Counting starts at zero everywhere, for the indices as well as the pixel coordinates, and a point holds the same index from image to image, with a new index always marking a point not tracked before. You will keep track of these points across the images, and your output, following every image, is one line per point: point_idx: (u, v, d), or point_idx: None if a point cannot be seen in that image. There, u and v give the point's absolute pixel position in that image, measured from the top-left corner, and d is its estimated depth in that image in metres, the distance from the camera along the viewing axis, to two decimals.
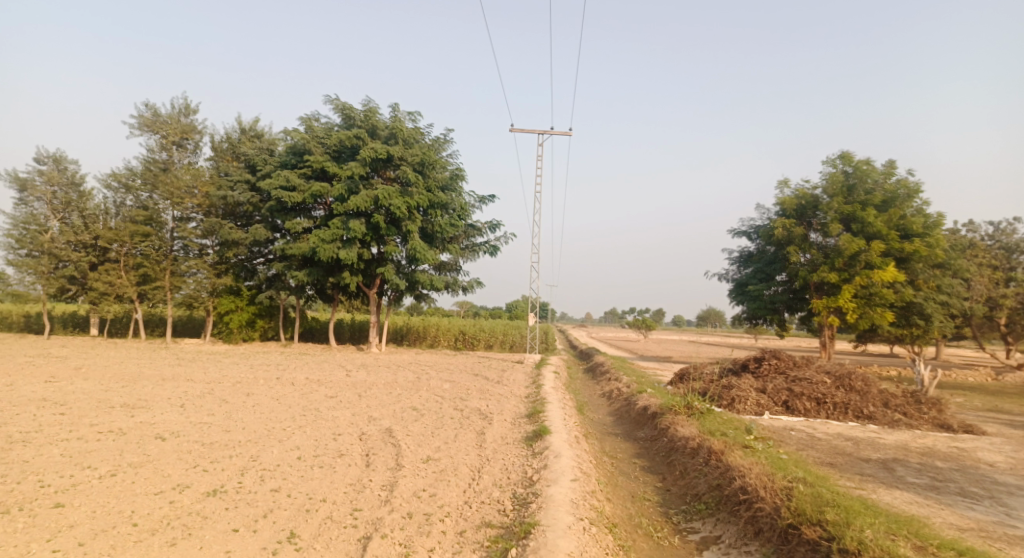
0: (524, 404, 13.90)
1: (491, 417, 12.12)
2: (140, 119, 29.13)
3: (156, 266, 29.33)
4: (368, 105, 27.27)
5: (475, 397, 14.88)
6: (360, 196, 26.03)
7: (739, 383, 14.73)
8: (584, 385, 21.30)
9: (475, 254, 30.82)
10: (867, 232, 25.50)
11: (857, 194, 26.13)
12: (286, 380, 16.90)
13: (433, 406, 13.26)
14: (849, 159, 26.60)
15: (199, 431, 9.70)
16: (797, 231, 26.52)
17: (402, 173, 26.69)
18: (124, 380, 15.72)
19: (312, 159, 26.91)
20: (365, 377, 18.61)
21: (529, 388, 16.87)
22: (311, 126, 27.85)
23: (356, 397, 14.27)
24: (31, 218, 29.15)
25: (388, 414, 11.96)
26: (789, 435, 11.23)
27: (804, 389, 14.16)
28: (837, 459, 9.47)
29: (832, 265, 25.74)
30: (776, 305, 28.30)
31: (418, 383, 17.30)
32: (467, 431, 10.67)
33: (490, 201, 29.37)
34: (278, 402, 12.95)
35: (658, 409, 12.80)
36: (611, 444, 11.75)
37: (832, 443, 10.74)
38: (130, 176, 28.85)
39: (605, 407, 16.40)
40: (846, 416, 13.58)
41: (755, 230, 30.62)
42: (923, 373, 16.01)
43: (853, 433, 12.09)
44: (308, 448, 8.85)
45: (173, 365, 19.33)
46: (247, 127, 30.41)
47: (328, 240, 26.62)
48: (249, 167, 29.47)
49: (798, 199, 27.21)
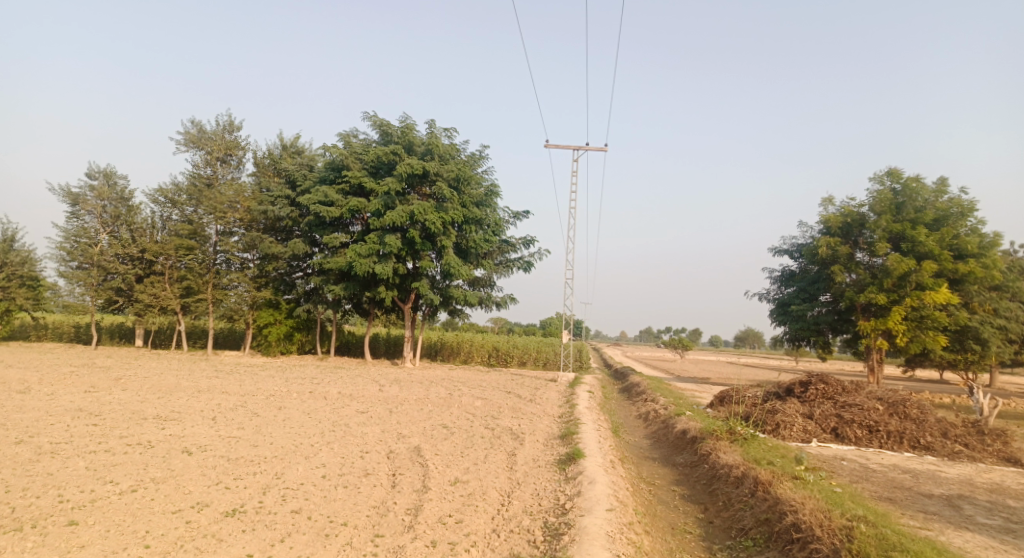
0: (558, 424, 13.45)
1: (523, 437, 11.69)
2: (186, 135, 29.84)
3: (198, 279, 29.80)
4: (406, 121, 27.37)
5: (507, 416, 14.47)
6: (396, 211, 26.03)
7: (785, 407, 14.02)
8: (620, 406, 20.71)
9: (509, 270, 30.54)
10: (917, 251, 24.40)
11: (906, 212, 25.04)
12: (318, 394, 16.76)
13: (464, 424, 12.90)
14: (897, 176, 25.56)
15: (226, 445, 9.51)
16: (842, 250, 25.58)
17: (438, 188, 26.65)
18: (159, 391, 15.76)
19: (349, 174, 27.09)
20: (397, 392, 18.37)
21: (563, 408, 16.40)
22: (349, 141, 28.09)
23: (387, 413, 14.00)
24: (82, 231, 30.00)
25: (417, 432, 11.64)
26: (841, 465, 10.52)
27: (855, 415, 13.40)
28: (896, 493, 8.76)
29: (880, 285, 24.71)
30: (820, 327, 27.24)
31: (450, 399, 16.98)
32: (498, 451, 10.28)
33: (525, 216, 29.11)
34: (308, 417, 12.76)
35: (699, 433, 12.20)
36: (649, 469, 11.21)
37: (888, 476, 10.00)
38: (176, 191, 29.48)
39: (641, 429, 15.81)
40: (901, 445, 12.77)
41: (797, 249, 29.67)
42: (984, 400, 15.03)
43: (911, 465, 11.29)
44: (333, 466, 8.56)
45: (208, 377, 19.43)
46: (288, 143, 30.84)
47: (363, 255, 26.64)
48: (288, 182, 29.84)
49: (843, 217, 26.27)
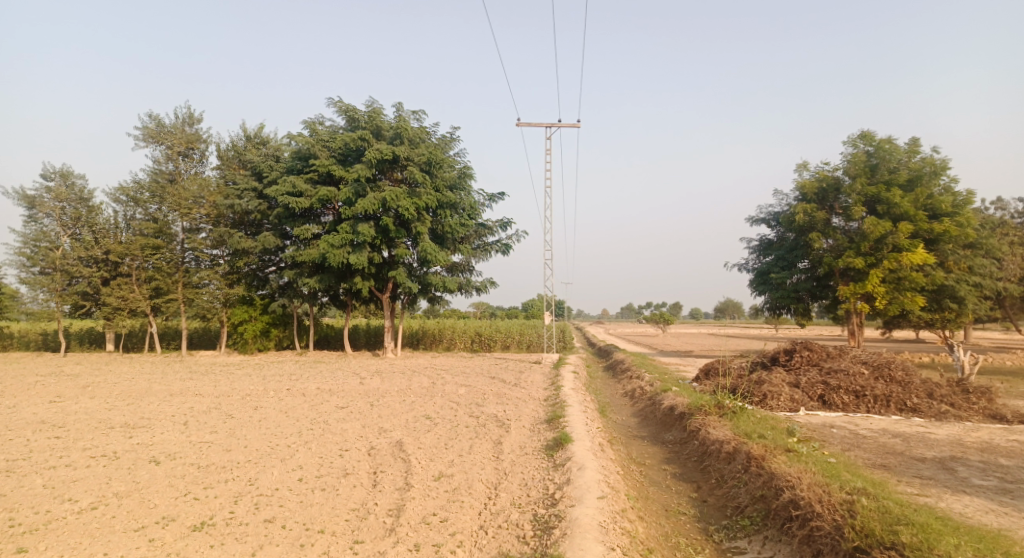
0: (544, 408, 13.16)
1: (509, 424, 11.37)
2: (145, 130, 28.78)
3: (167, 278, 28.91)
4: (372, 105, 26.63)
5: (491, 402, 14.15)
6: (367, 199, 25.40)
7: (771, 377, 13.88)
8: (605, 384, 20.51)
9: (487, 253, 30.11)
10: (892, 213, 24.43)
11: (880, 173, 25.16)
12: (296, 390, 16.28)
13: (447, 414, 12.54)
14: (870, 139, 25.55)
15: (197, 452, 9.06)
16: (819, 216, 25.56)
17: (409, 173, 26.04)
18: (129, 397, 15.15)
19: (317, 163, 26.36)
20: (378, 384, 17.95)
21: (548, 390, 16.12)
22: (315, 129, 27.30)
23: (367, 407, 13.59)
24: (42, 235, 28.89)
25: (399, 425, 11.26)
26: (831, 433, 10.37)
27: (841, 381, 13.29)
28: (889, 459, 8.61)
29: (857, 249, 24.77)
30: (800, 293, 27.28)
31: (433, 388, 16.60)
32: (483, 441, 9.95)
33: (500, 198, 28.65)
34: (285, 416, 12.30)
35: (687, 409, 12.00)
36: (638, 448, 10.97)
37: (879, 441, 9.87)
38: (138, 189, 28.49)
39: (628, 407, 15.60)
40: (889, 409, 12.69)
41: (774, 217, 29.65)
42: (966, 358, 15.04)
43: (900, 428, 11.19)
44: (311, 467, 8.16)
45: (182, 379, 18.82)
46: (252, 133, 29.90)
47: (337, 245, 25.99)
48: (255, 174, 28.98)
49: (818, 182, 26.25)
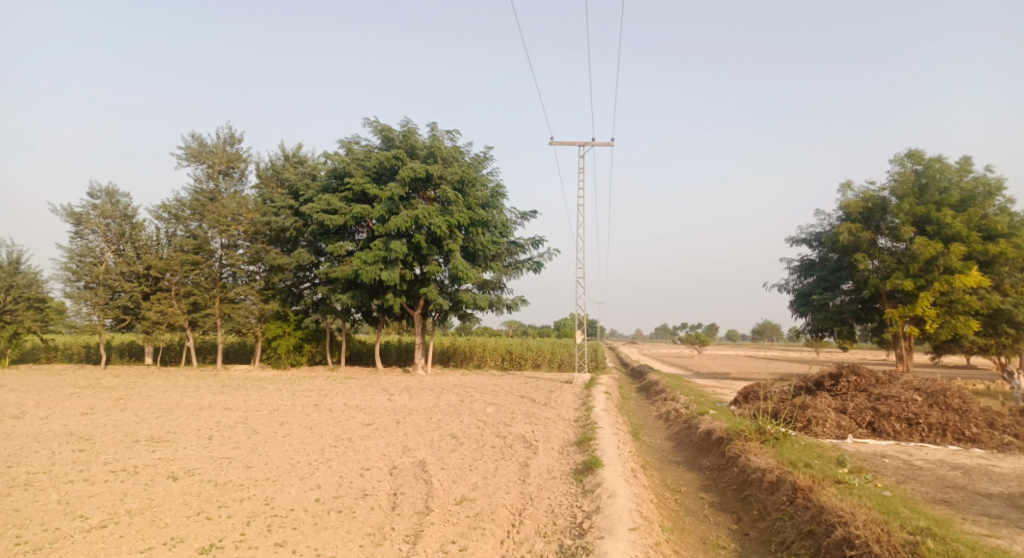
0: (575, 429, 12.68)
1: (537, 445, 10.94)
2: (187, 149, 29.41)
3: (205, 294, 29.30)
4: (407, 125, 26.74)
5: (520, 422, 13.72)
6: (400, 217, 25.40)
7: (815, 402, 13.15)
8: (639, 406, 19.88)
9: (519, 272, 29.80)
10: (943, 233, 23.37)
11: (929, 194, 23.99)
12: (323, 406, 16.10)
13: (474, 433, 12.17)
14: (919, 158, 24.57)
15: (216, 467, 8.86)
16: (864, 236, 24.64)
17: (442, 192, 25.97)
18: (159, 410, 15.13)
19: (352, 181, 26.52)
20: (407, 401, 17.68)
21: (579, 411, 15.62)
22: (351, 149, 27.51)
23: (394, 424, 13.30)
24: (87, 250, 29.62)
25: (424, 444, 10.92)
26: (883, 463, 9.66)
27: (892, 408, 12.52)
28: (950, 494, 7.90)
29: (905, 270, 23.78)
30: (844, 316, 26.24)
31: (461, 407, 16.25)
32: (509, 463, 9.53)
33: (532, 216, 28.40)
34: (310, 432, 12.09)
35: (725, 433, 11.41)
36: (673, 474, 10.41)
37: (937, 473, 9.13)
38: (179, 206, 29.05)
39: (663, 430, 14.99)
40: (945, 438, 11.87)
41: (816, 237, 28.71)
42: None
43: (959, 460, 10.41)
44: (329, 486, 7.87)
45: (213, 393, 18.86)
46: (290, 153, 30.29)
47: (369, 262, 25.98)
48: (292, 193, 29.30)
49: (863, 202, 25.34)
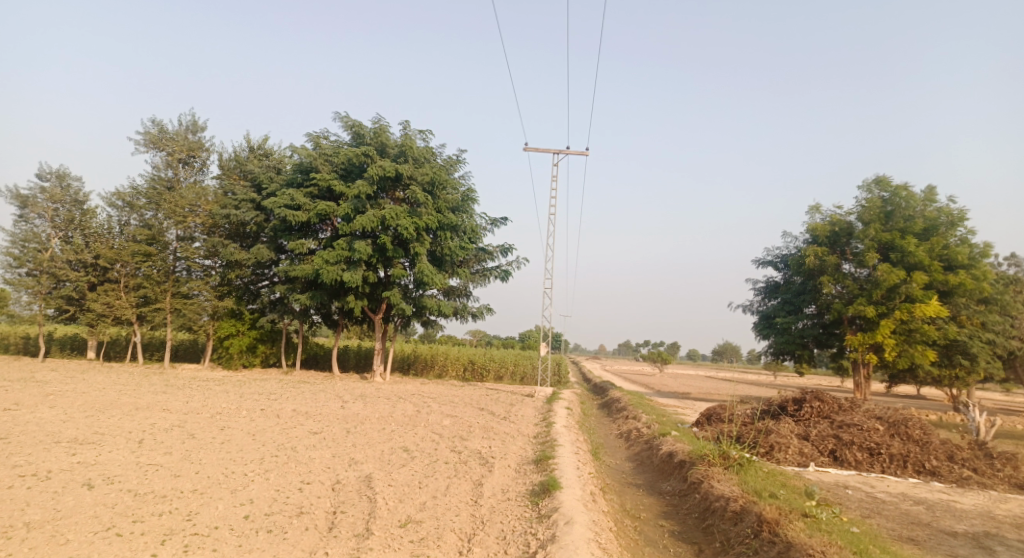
0: (533, 446, 12.19)
1: (493, 463, 10.40)
2: (146, 135, 28.25)
3: (156, 287, 28.00)
4: (378, 122, 26.08)
5: (476, 436, 13.17)
6: (366, 216, 24.70)
7: (779, 428, 12.92)
8: (599, 423, 19.52)
9: (485, 280, 29.31)
10: (906, 261, 23.69)
11: (895, 220, 24.42)
12: (271, 411, 15.29)
13: (427, 447, 11.57)
14: (886, 184, 24.93)
15: (141, 475, 8.10)
16: (830, 260, 24.84)
17: (411, 192, 25.35)
18: (91, 409, 14.13)
19: (318, 177, 25.73)
20: (360, 409, 16.97)
21: (538, 426, 15.12)
22: (319, 143, 26.72)
23: (343, 434, 12.61)
24: (32, 236, 28.09)
25: (373, 457, 10.29)
26: (847, 495, 9.38)
27: (855, 437, 12.35)
28: (916, 531, 7.62)
29: (868, 297, 24.00)
30: (806, 340, 26.41)
31: (416, 418, 15.61)
32: (462, 481, 8.99)
33: (502, 223, 27.98)
34: (251, 439, 11.33)
35: (687, 457, 11.07)
36: (633, 499, 9.97)
37: (901, 508, 8.87)
38: (134, 194, 27.80)
39: (623, 450, 14.59)
40: (906, 470, 11.72)
41: (782, 260, 28.91)
42: (983, 418, 14.08)
43: (921, 493, 10.23)
44: (263, 501, 7.22)
45: (154, 391, 17.85)
46: (255, 145, 29.30)
47: (331, 262, 25.14)
48: (254, 186, 28.31)
49: (831, 226, 25.58)
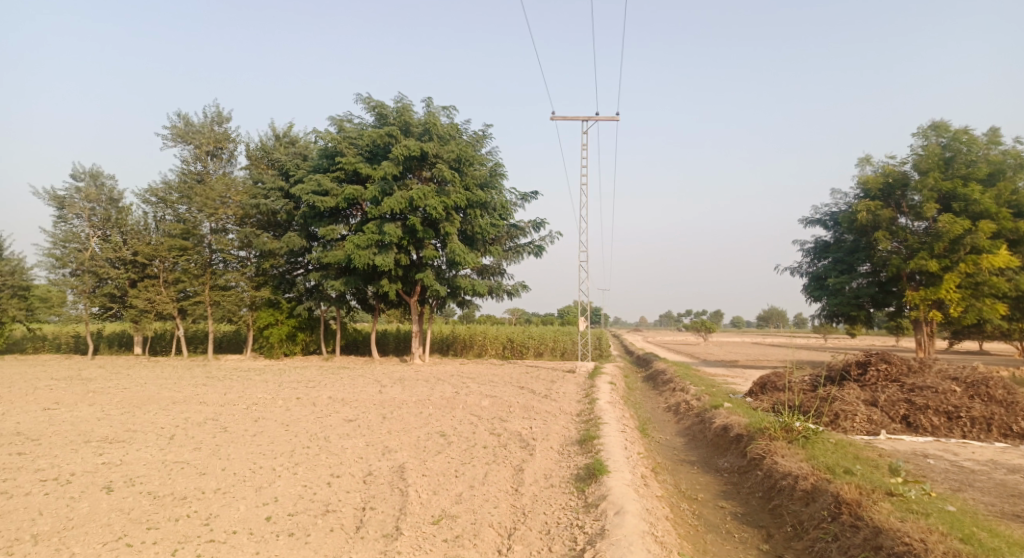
0: (577, 426, 11.52)
1: (534, 445, 9.78)
2: (173, 130, 28.17)
3: (193, 280, 28.07)
4: (401, 101, 25.39)
5: (517, 417, 12.56)
6: (394, 198, 24.16)
7: (843, 394, 11.93)
8: (645, 396, 18.75)
9: (519, 256, 28.60)
10: (970, 211, 22.03)
11: (956, 167, 22.64)
12: (307, 400, 14.93)
13: (465, 431, 11.00)
14: (944, 129, 23.20)
15: (164, 474, 7.68)
16: (884, 214, 23.27)
17: (438, 171, 24.70)
18: (128, 405, 13.97)
19: (343, 160, 25.22)
20: (398, 393, 16.55)
21: (581, 403, 14.47)
22: (343, 126, 26.19)
23: (378, 420, 12.13)
24: (72, 236, 28.39)
25: (408, 444, 9.74)
26: (929, 466, 8.44)
27: (930, 401, 11.31)
28: (1020, 506, 6.68)
29: (929, 251, 22.44)
30: (861, 299, 25.02)
31: (454, 400, 15.09)
32: (502, 467, 8.37)
33: (533, 197, 27.16)
34: (284, 430, 10.92)
35: (745, 430, 10.23)
36: (688, 478, 9.22)
37: (995, 479, 7.90)
38: (167, 189, 27.82)
39: (673, 424, 13.83)
40: (990, 434, 10.70)
41: (831, 217, 27.38)
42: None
43: (1012, 460, 9.24)
44: (287, 500, 6.69)
45: (194, 384, 17.75)
46: (281, 133, 28.93)
47: (362, 246, 24.72)
48: (282, 174, 28.02)
49: (884, 177, 23.96)
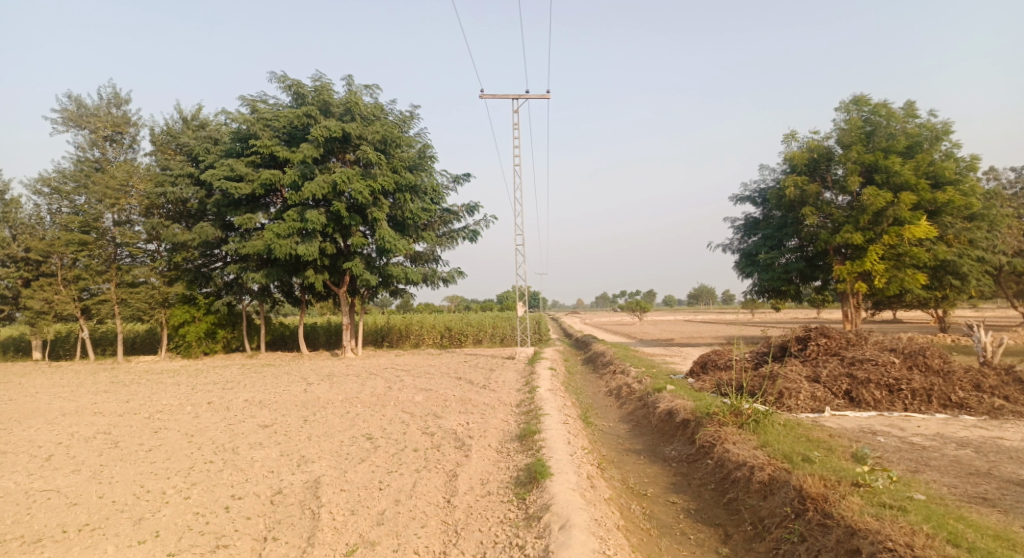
0: (516, 419, 10.75)
1: (469, 445, 8.92)
2: (64, 113, 25.52)
3: (94, 276, 25.49)
4: (319, 79, 23.75)
5: (452, 413, 11.67)
6: (316, 182, 22.65)
7: (785, 371, 11.62)
8: (586, 380, 18.24)
9: (453, 241, 27.59)
10: (891, 183, 22.51)
11: (877, 140, 23.05)
12: (219, 404, 13.56)
13: (394, 432, 10.02)
14: (864, 104, 23.54)
15: (23, 509, 6.43)
16: (811, 189, 23.55)
17: (363, 153, 23.28)
18: (7, 421, 12.23)
19: (257, 143, 23.41)
20: (324, 391, 15.35)
21: (521, 393, 13.72)
22: (256, 107, 24.31)
23: (298, 425, 10.98)
24: None
25: (328, 453, 8.68)
26: (881, 445, 8.07)
27: (871, 374, 11.12)
28: (983, 485, 6.28)
29: (856, 224, 22.83)
30: (791, 274, 25.24)
31: (384, 396, 14.03)
32: (433, 474, 7.47)
33: (466, 179, 26.15)
34: (185, 442, 9.65)
35: (691, 415, 9.72)
36: (635, 470, 8.59)
37: (948, 456, 7.56)
38: (60, 178, 25.21)
39: (615, 410, 13.25)
40: (931, 405, 10.57)
41: (760, 194, 27.64)
42: (989, 337, 13.08)
43: (958, 431, 9.06)
44: (170, 533, 5.70)
45: (92, 391, 15.97)
46: (189, 115, 26.68)
47: (282, 235, 23.07)
48: (191, 159, 25.79)
49: (808, 152, 24.13)
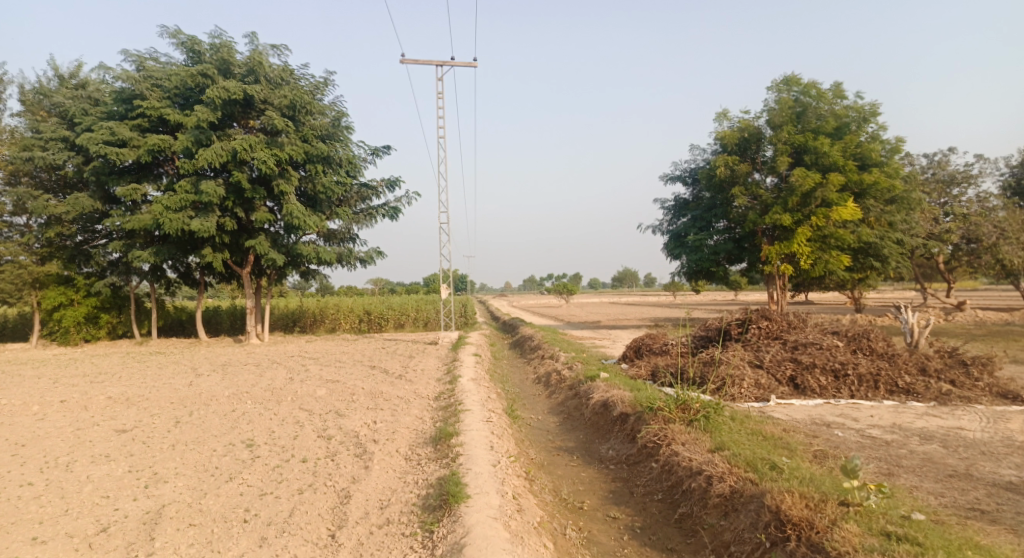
0: (432, 416, 9.30)
1: (371, 451, 7.43)
2: None
3: None
4: (218, 36, 21.17)
5: (358, 409, 10.10)
6: (211, 149, 20.20)
7: (727, 356, 10.68)
8: (513, 367, 16.99)
9: (371, 219, 25.62)
10: (821, 163, 22.28)
11: (806, 121, 22.85)
12: (78, 403, 11.40)
13: (282, 436, 8.39)
14: (795, 83, 23.22)
15: None
16: (742, 169, 23.11)
17: (267, 119, 20.95)
18: None
19: (144, 104, 20.63)
20: (214, 385, 13.36)
21: (440, 384, 12.27)
22: (143, 64, 21.45)
23: (166, 428, 9.14)
24: None
25: (189, 467, 6.97)
26: (842, 442, 7.13)
27: (816, 358, 10.34)
28: (972, 492, 5.36)
29: (784, 205, 22.48)
30: (719, 256, 24.82)
31: (281, 390, 12.22)
32: (321, 493, 5.98)
33: (385, 152, 24.24)
34: (9, 456, 7.67)
35: (629, 408, 8.59)
36: (568, 476, 7.34)
37: (918, 453, 6.66)
38: None
39: (544, 401, 12.01)
40: (878, 392, 9.87)
41: (689, 174, 27.13)
42: (917, 317, 12.60)
43: (913, 421, 8.34)
44: None
45: None
46: (65, 73, 23.42)
47: (174, 209, 20.53)
48: (67, 121, 22.59)
49: (739, 132, 23.66)
